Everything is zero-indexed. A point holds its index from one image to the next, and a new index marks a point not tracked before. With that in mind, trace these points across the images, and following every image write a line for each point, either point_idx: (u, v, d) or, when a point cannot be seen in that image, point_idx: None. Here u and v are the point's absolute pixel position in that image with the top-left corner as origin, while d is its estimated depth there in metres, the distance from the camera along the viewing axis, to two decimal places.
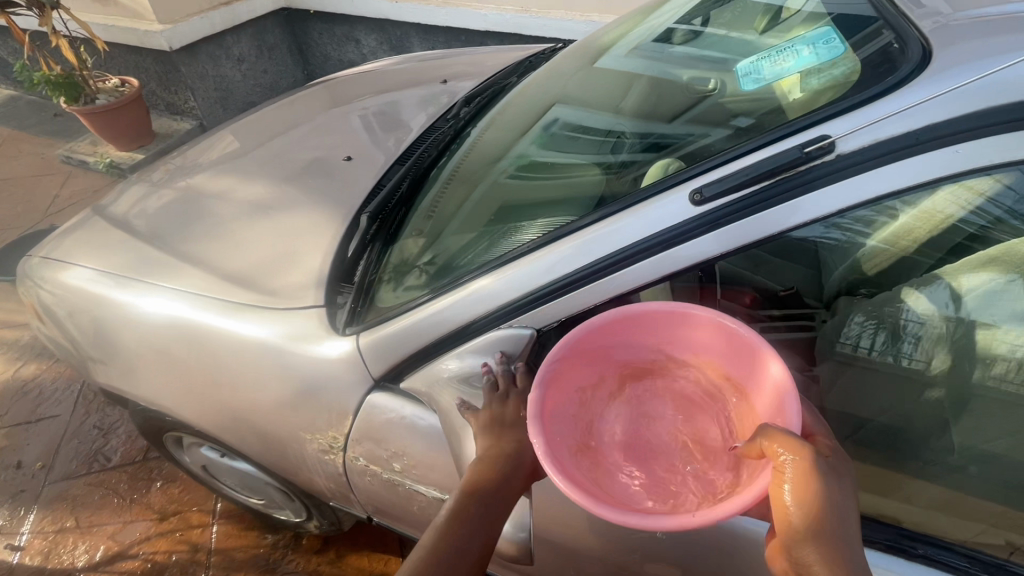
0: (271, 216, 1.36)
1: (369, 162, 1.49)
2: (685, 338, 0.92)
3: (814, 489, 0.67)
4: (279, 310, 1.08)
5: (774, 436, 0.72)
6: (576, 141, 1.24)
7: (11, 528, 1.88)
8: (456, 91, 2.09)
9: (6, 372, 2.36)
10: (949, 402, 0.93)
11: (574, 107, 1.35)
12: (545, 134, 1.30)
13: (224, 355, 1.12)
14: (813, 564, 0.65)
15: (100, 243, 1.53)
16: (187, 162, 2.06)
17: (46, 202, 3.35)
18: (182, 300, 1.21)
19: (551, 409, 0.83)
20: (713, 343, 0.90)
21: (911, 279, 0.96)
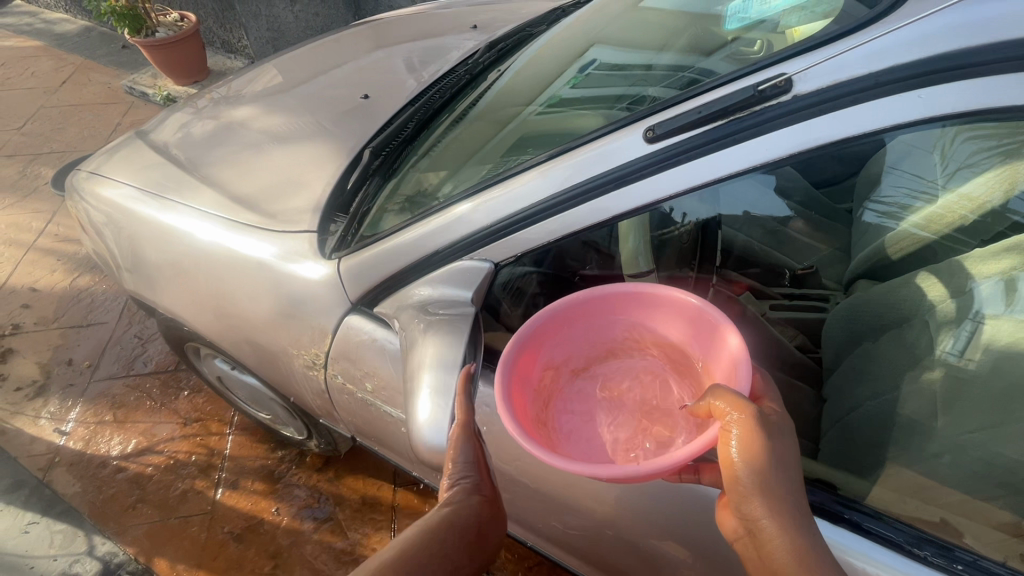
0: (285, 147, 1.41)
1: (382, 103, 1.52)
2: (656, 313, 0.98)
3: (770, 459, 0.74)
4: (277, 233, 1.14)
5: (733, 402, 0.77)
6: (613, 78, 1.13)
7: (59, 416, 2.11)
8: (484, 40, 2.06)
9: (65, 280, 2.61)
10: (943, 388, 0.84)
11: (616, 46, 1.23)
12: (580, 75, 1.22)
13: (228, 271, 1.20)
14: (760, 520, 0.73)
15: (135, 162, 1.64)
16: (225, 94, 2.15)
17: (108, 129, 3.58)
18: (197, 217, 1.28)
19: (521, 378, 0.93)
20: (663, 317, 0.97)
21: (943, 261, 0.89)
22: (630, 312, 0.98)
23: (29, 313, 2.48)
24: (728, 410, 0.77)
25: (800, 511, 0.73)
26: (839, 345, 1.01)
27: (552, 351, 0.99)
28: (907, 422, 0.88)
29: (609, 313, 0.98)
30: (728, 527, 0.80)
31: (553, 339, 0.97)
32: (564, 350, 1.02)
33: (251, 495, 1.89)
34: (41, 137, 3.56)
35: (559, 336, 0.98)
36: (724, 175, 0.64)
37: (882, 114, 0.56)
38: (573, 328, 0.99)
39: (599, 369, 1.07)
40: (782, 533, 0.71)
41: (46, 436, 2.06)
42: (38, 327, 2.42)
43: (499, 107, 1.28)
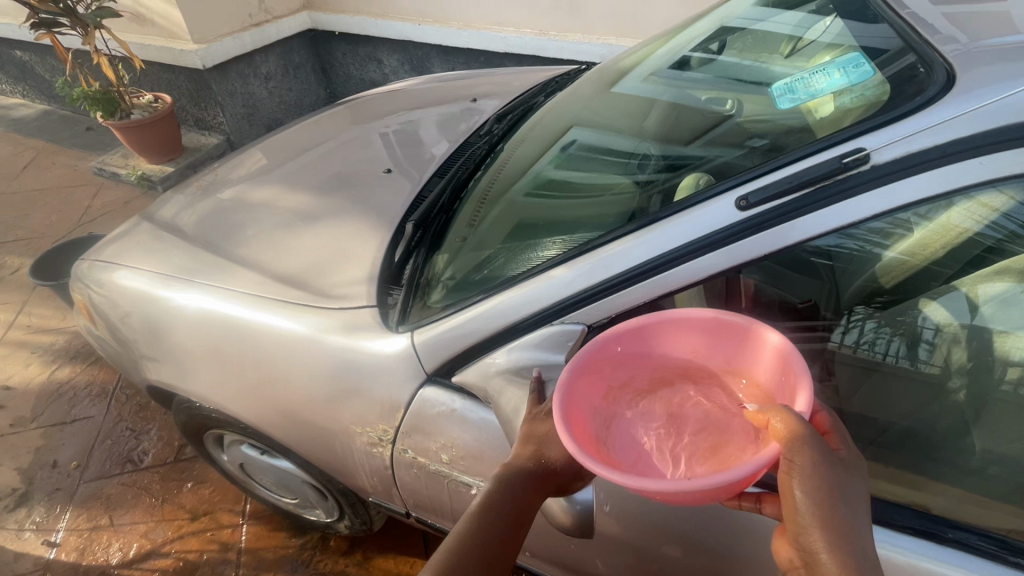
0: (318, 222, 1.44)
1: (405, 176, 1.58)
2: (720, 333, 0.92)
3: (828, 482, 0.71)
4: (334, 310, 1.15)
5: (792, 426, 0.74)
6: (591, 160, 1.33)
7: (47, 525, 1.92)
8: (480, 109, 2.18)
9: (43, 374, 2.44)
10: (967, 402, 0.95)
11: (592, 128, 1.44)
12: (562, 155, 1.39)
13: (281, 352, 1.18)
14: (819, 555, 0.68)
15: (150, 247, 1.61)
16: (226, 174, 2.16)
17: (78, 212, 3.47)
18: (237, 299, 1.26)
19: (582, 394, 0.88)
20: (716, 336, 0.93)
21: (928, 289, 0.96)
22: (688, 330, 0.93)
23: (4, 414, 2.30)
24: (787, 435, 0.73)
25: (866, 547, 0.69)
26: (851, 375, 1.02)
27: (619, 369, 0.94)
28: (945, 441, 0.97)
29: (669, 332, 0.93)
30: (783, 557, 0.76)
31: (617, 357, 0.91)
32: (623, 372, 0.95)
33: None
34: (4, 225, 3.41)
35: (619, 357, 0.93)
36: (818, 232, 0.76)
37: (948, 179, 0.70)
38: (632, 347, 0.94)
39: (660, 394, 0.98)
40: (844, 571, 0.66)
41: (33, 550, 1.86)
42: (15, 428, 2.24)
43: (528, 176, 1.36)
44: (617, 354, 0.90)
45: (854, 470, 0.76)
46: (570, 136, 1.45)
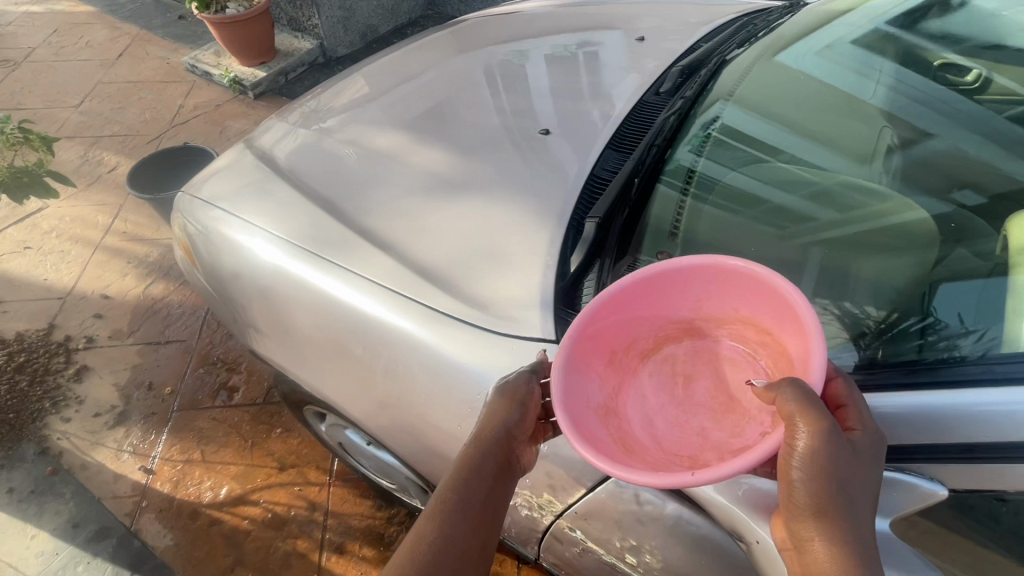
0: (464, 195, 1.15)
1: (569, 145, 1.26)
2: (724, 294, 0.87)
3: (832, 460, 0.61)
4: (501, 338, 0.91)
5: (800, 406, 0.63)
6: (741, 159, 1.13)
7: (143, 451, 1.92)
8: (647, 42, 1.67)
9: (138, 287, 2.40)
10: None
11: (746, 111, 1.24)
12: (704, 136, 1.18)
13: (431, 370, 0.97)
14: (814, 541, 0.61)
15: (259, 193, 1.35)
16: (324, 98, 1.74)
17: (171, 112, 3.33)
18: (377, 293, 1.04)
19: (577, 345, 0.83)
20: (727, 292, 0.86)
21: None
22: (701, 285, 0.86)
23: (102, 325, 2.27)
24: (793, 415, 0.64)
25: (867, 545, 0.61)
26: None
27: (624, 335, 0.92)
28: None
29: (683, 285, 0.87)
30: (776, 537, 0.68)
31: (620, 324, 0.89)
32: (624, 340, 0.92)
33: (360, 561, 1.68)
34: (101, 117, 3.32)
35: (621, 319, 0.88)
36: None
37: None
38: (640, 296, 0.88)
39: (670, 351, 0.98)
40: (838, 562, 0.59)
41: (130, 474, 1.86)
42: (113, 342, 2.21)
43: (751, 196, 1.06)
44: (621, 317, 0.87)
45: (870, 460, 0.65)
46: (801, 150, 1.14)
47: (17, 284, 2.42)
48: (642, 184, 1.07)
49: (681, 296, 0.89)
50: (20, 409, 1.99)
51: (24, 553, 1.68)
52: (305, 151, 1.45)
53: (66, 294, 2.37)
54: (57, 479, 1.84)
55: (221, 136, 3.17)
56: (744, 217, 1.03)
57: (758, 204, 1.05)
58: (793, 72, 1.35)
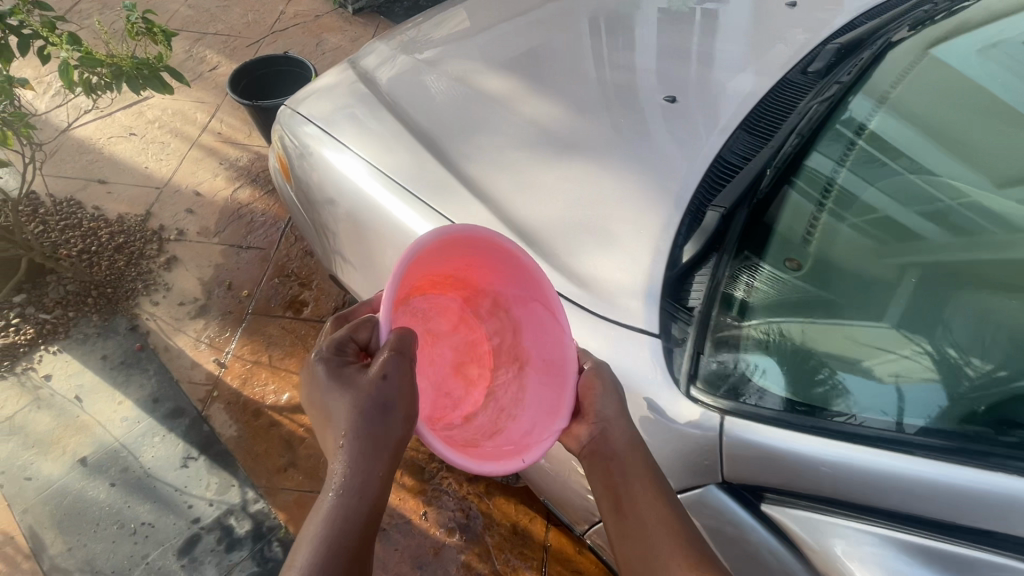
0: (575, 159, 1.08)
1: (696, 118, 1.13)
2: (492, 277, 1.10)
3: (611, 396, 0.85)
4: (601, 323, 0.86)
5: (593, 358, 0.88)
6: (892, 170, 0.97)
7: (218, 345, 2.05)
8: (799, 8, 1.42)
9: (227, 189, 2.50)
10: None
11: (904, 113, 1.06)
12: (848, 140, 1.03)
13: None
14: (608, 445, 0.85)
15: (363, 124, 1.32)
16: (424, 28, 1.64)
17: (273, 17, 3.32)
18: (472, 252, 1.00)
19: (380, 311, 0.94)
20: (497, 275, 1.07)
21: None
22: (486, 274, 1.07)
23: (192, 220, 2.38)
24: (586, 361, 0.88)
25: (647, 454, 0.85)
26: None
27: (400, 293, 1.04)
28: None
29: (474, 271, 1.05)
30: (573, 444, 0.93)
31: (405, 284, 1.00)
32: (399, 300, 1.06)
33: (400, 488, 1.79)
34: (206, 14, 3.36)
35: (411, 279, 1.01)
36: None
37: None
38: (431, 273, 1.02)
39: (414, 300, 1.15)
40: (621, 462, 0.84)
41: (205, 364, 2.00)
42: (200, 238, 2.33)
43: (898, 217, 0.91)
44: (419, 274, 1.00)
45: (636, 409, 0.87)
46: (977, 163, 0.95)
47: (120, 167, 2.55)
48: (777, 184, 0.96)
49: (464, 268, 1.09)
50: (116, 285, 2.15)
51: (112, 415, 1.87)
52: (408, 81, 1.40)
53: (163, 185, 2.49)
54: (143, 356, 2.00)
55: (317, 49, 3.18)
56: (897, 240, 0.88)
57: (915, 225, 0.89)
58: (968, 71, 1.13)
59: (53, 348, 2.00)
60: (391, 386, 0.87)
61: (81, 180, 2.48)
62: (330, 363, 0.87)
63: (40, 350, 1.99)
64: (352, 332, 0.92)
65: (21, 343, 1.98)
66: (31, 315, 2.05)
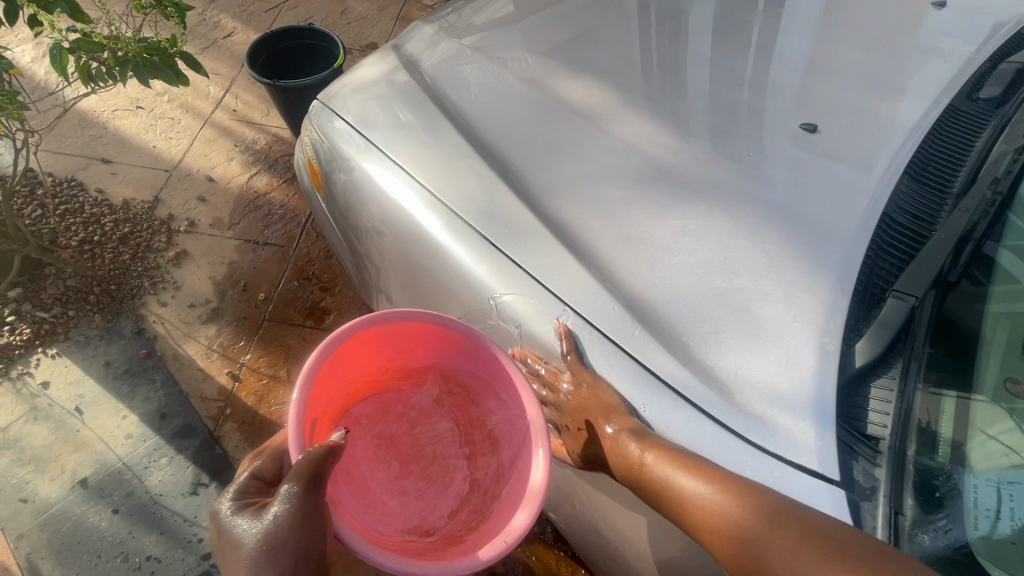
0: (697, 207, 0.86)
1: (848, 157, 0.90)
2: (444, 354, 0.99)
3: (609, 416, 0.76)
4: (754, 451, 0.66)
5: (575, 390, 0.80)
6: None
7: (231, 355, 1.85)
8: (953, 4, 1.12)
9: (242, 176, 2.27)
10: None
11: None
12: None
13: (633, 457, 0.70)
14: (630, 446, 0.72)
15: (416, 133, 1.08)
16: (454, 15, 1.36)
17: None
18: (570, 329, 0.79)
19: (314, 402, 0.86)
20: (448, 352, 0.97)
21: None
22: (424, 344, 0.98)
23: (205, 210, 2.16)
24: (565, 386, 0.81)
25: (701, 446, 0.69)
26: None
27: (338, 379, 0.93)
28: None
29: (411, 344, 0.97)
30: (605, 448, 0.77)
31: (344, 361, 0.91)
32: (338, 396, 0.96)
33: None
34: None
35: (348, 353, 0.91)
36: None
37: None
38: (370, 350, 0.94)
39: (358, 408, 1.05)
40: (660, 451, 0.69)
41: (218, 377, 1.81)
42: (212, 231, 2.11)
43: None
44: (357, 351, 0.92)
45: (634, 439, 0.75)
46: None
47: (126, 144, 2.32)
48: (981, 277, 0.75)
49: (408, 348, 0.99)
50: (121, 282, 1.95)
51: (115, 431, 1.70)
52: (463, 80, 1.15)
53: (173, 167, 2.26)
54: (150, 365, 1.82)
55: (342, 17, 2.91)
56: None
57: None
58: None
59: (51, 351, 1.82)
60: (293, 528, 0.70)
61: (84, 158, 2.26)
62: (235, 506, 0.74)
63: (37, 354, 1.81)
64: (260, 468, 0.79)
65: (15, 344, 1.80)
66: (27, 313, 1.87)
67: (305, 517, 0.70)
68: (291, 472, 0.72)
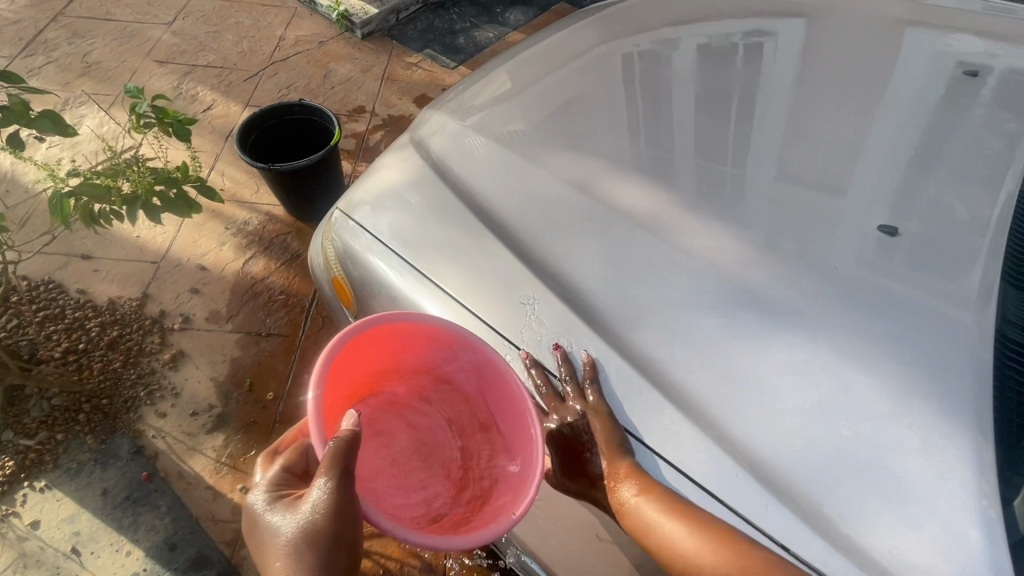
0: (798, 334, 0.79)
1: (942, 264, 0.85)
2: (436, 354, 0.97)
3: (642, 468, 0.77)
4: None
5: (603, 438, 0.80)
6: None
7: (243, 467, 1.69)
8: (982, 80, 1.13)
9: (236, 261, 2.13)
10: None
11: None
12: None
13: None
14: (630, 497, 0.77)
15: (469, 256, 1.00)
16: (467, 105, 1.31)
17: (272, 44, 2.98)
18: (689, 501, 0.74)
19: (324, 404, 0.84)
20: (438, 349, 0.95)
21: None
22: (411, 343, 0.96)
23: (199, 302, 2.02)
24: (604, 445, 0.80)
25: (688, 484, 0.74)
26: None
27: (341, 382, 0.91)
28: None
29: (401, 343, 0.95)
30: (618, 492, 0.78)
31: (346, 362, 0.88)
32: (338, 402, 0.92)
33: None
34: (195, 41, 2.97)
35: (350, 356, 0.89)
36: None
37: None
38: (372, 349, 0.92)
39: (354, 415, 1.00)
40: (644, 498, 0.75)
41: (230, 495, 1.65)
42: (210, 326, 1.97)
43: None
44: (357, 354, 0.90)
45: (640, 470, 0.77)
46: None
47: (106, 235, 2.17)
48: None
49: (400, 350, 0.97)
50: (113, 394, 1.79)
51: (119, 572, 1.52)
52: (504, 185, 1.08)
53: (160, 258, 2.12)
54: (153, 488, 1.65)
55: (324, 81, 2.83)
56: None
57: None
58: None
59: (39, 484, 1.64)
60: (327, 518, 0.75)
61: (62, 256, 2.10)
62: (271, 500, 0.81)
63: (23, 488, 1.63)
64: (289, 463, 0.85)
65: None
66: (10, 441, 1.69)
67: (336, 510, 0.75)
68: (320, 469, 0.75)
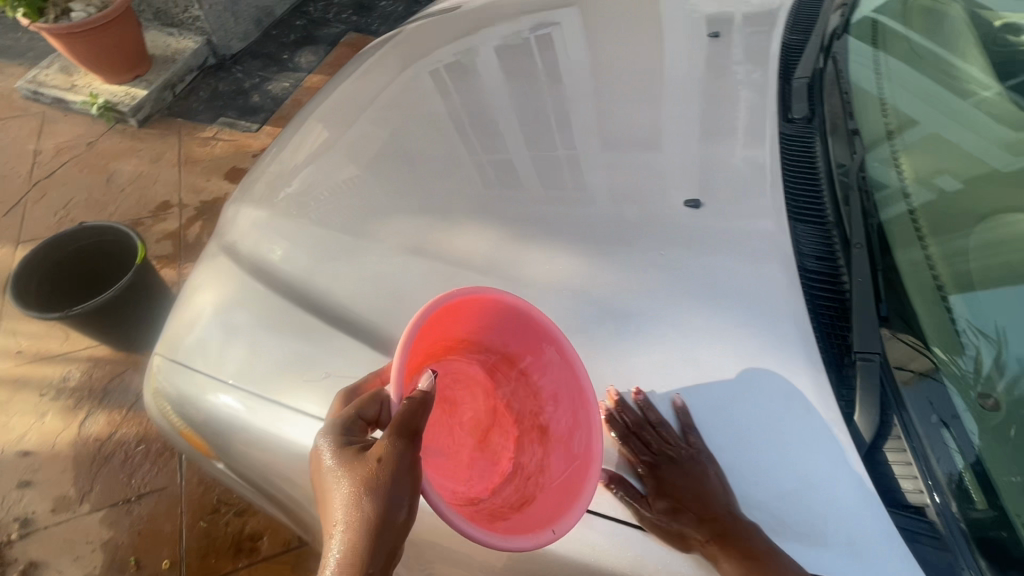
0: (651, 332, 0.86)
1: (742, 218, 0.94)
2: (515, 338, 0.93)
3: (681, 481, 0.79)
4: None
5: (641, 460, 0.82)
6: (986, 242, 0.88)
7: None
8: (724, 38, 1.27)
9: (68, 427, 1.79)
10: None
11: (935, 166, 0.99)
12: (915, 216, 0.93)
13: None
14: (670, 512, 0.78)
15: (331, 366, 0.94)
16: (269, 187, 1.19)
17: (27, 162, 2.53)
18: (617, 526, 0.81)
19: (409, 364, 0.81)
20: (517, 331, 0.92)
21: None
22: (490, 323, 0.92)
23: (38, 494, 1.68)
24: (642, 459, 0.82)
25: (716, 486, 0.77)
26: None
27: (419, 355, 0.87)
28: None
29: (483, 321, 0.92)
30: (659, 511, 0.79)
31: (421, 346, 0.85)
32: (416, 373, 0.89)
33: None
34: None
35: (440, 319, 0.86)
36: None
37: None
38: (454, 320, 0.90)
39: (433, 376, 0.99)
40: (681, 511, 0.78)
41: None
42: (61, 516, 1.64)
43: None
44: (444, 321, 0.87)
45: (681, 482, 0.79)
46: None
47: None
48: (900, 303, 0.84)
49: (484, 325, 0.94)
50: None
51: None
52: (335, 268, 1.01)
53: None
54: None
55: (109, 186, 2.46)
56: None
57: None
58: (924, 87, 1.13)
59: None
60: (394, 477, 0.70)
61: None
62: (336, 446, 0.74)
63: None
64: (362, 409, 0.77)
65: None
66: None
67: (406, 469, 0.70)
68: (393, 423, 0.72)
